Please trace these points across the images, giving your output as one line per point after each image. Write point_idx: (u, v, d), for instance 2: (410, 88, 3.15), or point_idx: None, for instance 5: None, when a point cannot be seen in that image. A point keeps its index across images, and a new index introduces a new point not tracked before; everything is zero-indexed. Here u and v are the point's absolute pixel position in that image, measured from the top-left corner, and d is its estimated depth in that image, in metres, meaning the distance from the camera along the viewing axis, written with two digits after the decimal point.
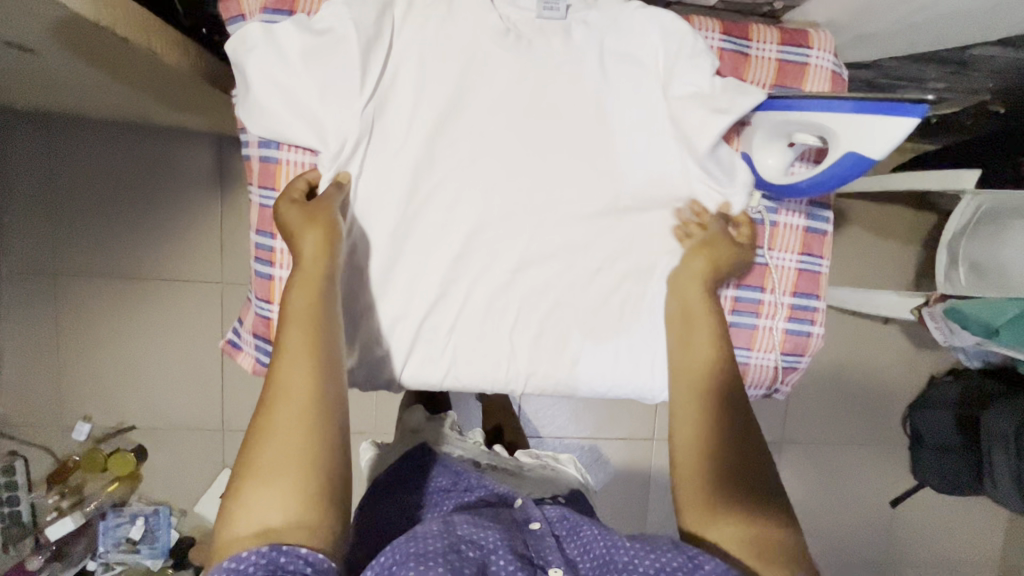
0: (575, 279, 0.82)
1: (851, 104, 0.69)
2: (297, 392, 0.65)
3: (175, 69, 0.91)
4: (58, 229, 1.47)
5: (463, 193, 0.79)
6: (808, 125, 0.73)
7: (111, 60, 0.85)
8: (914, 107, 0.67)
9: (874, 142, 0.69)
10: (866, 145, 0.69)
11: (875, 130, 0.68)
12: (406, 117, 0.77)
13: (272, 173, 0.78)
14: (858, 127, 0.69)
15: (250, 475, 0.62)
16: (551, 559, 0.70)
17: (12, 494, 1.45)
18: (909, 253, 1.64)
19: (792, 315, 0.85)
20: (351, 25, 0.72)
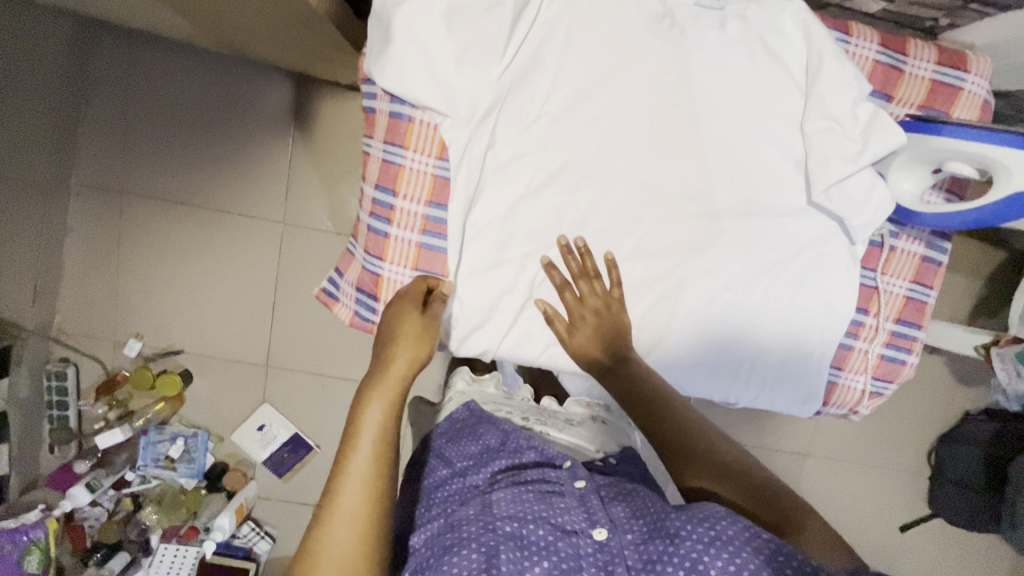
0: (684, 279, 0.82)
1: (1016, 139, 0.72)
2: (360, 509, 0.62)
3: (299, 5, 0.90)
4: (132, 146, 1.48)
5: (586, 174, 0.79)
6: (973, 157, 0.75)
7: None
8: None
9: None
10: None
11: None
12: (544, 92, 0.77)
13: (402, 130, 0.78)
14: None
15: None
16: (597, 517, 0.73)
17: (63, 399, 1.51)
18: (973, 290, 1.61)
19: (890, 341, 0.87)
20: None
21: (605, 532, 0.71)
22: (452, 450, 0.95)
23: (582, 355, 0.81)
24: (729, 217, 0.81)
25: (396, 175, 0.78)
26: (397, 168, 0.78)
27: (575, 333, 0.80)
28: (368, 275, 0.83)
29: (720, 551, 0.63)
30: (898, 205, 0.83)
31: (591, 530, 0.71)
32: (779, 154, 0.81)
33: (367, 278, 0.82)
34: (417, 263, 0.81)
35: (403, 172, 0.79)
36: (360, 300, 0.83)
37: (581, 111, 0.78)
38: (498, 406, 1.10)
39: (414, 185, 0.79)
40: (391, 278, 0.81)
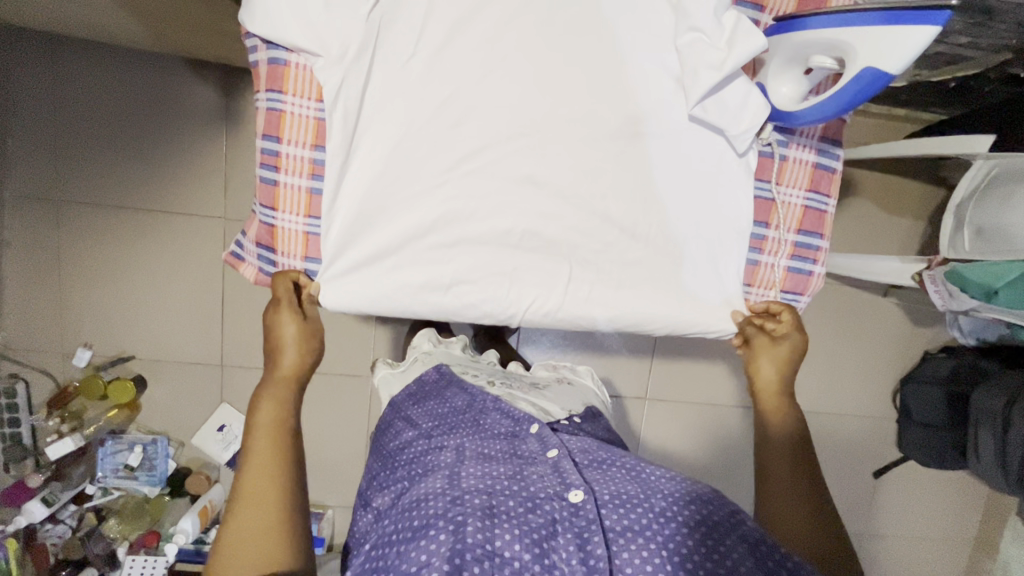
0: (580, 206, 0.83)
1: (871, 14, 0.69)
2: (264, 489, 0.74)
3: None
4: (63, 152, 1.46)
5: (471, 106, 0.80)
6: (832, 45, 0.73)
7: None
8: (936, 16, 0.65)
9: (889, 55, 0.69)
10: (881, 58, 0.69)
11: (891, 42, 0.68)
12: (417, 30, 0.77)
13: (280, 76, 0.77)
14: (881, 40, 0.69)
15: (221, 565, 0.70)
16: (572, 481, 0.76)
17: (14, 416, 1.48)
18: (916, 227, 1.63)
19: (794, 253, 0.91)
20: None
21: (580, 494, 0.74)
22: (418, 412, 0.96)
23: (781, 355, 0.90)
24: (622, 147, 0.83)
25: (280, 123, 0.78)
26: (280, 114, 0.78)
27: (761, 368, 0.88)
28: (266, 229, 0.84)
29: (702, 537, 0.69)
30: (772, 108, 0.83)
31: (568, 493, 0.74)
32: (658, 72, 0.82)
33: (263, 232, 0.84)
34: (309, 210, 0.82)
35: (286, 118, 0.79)
36: (261, 255, 0.85)
37: (459, 42, 0.78)
38: (464, 366, 1.06)
39: (297, 130, 0.79)
40: (286, 227, 0.83)
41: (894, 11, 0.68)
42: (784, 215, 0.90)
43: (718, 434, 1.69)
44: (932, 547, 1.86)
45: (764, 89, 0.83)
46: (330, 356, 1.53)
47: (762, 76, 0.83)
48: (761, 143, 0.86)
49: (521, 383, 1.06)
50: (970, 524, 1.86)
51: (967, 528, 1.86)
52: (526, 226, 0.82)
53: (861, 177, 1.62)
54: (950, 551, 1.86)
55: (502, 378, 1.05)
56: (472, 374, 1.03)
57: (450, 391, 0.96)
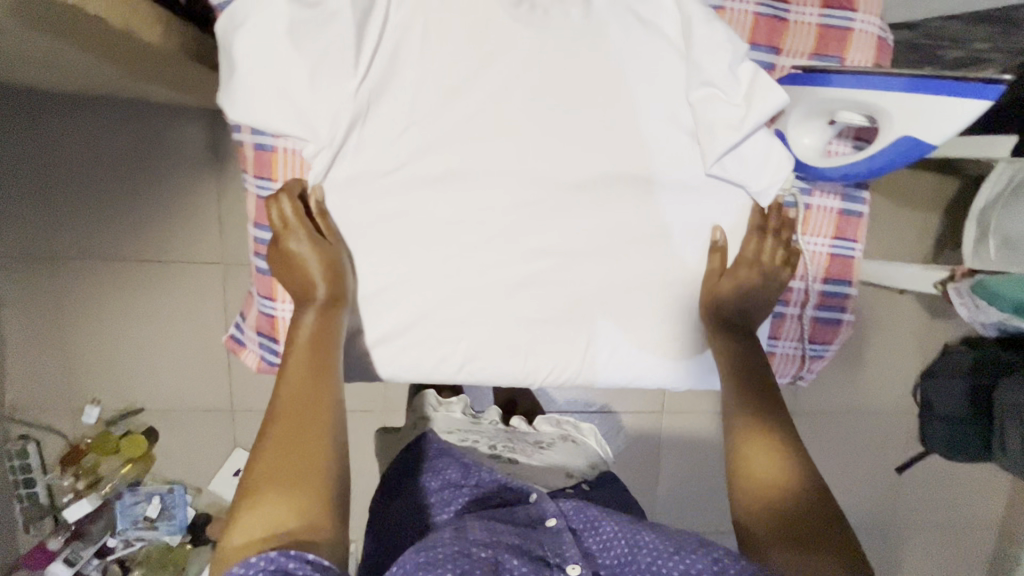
0: (590, 268, 0.81)
1: (907, 82, 0.67)
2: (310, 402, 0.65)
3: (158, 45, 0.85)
4: (50, 208, 1.42)
5: (467, 177, 0.76)
6: (861, 104, 0.72)
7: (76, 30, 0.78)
8: (984, 91, 0.64)
9: (931, 127, 0.68)
10: (921, 130, 0.68)
11: (934, 115, 0.67)
12: (409, 100, 0.73)
13: (268, 162, 0.75)
14: (919, 109, 0.68)
15: (262, 482, 0.59)
16: (567, 556, 0.73)
17: (28, 477, 1.48)
18: (935, 221, 1.58)
19: (822, 303, 0.86)
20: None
21: (577, 568, 0.71)
22: (416, 485, 0.94)
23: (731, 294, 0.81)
24: (634, 206, 0.80)
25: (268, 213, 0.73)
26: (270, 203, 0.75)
27: (728, 276, 0.80)
28: (265, 317, 0.80)
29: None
30: (794, 158, 0.81)
31: (563, 568, 0.71)
32: (666, 126, 0.78)
33: (263, 321, 0.80)
34: None
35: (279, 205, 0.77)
36: (263, 343, 0.82)
37: (455, 111, 0.74)
38: (465, 433, 1.08)
39: None
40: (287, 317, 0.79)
41: (920, 79, 0.67)
42: (812, 265, 0.85)
43: None
44: (957, 535, 1.84)
45: (785, 139, 0.82)
46: None
47: (783, 125, 0.81)
48: (784, 192, 0.82)
49: (523, 448, 1.09)
50: (995, 509, 1.85)
51: (992, 513, 1.84)
52: (533, 297, 0.80)
53: None
54: (977, 538, 1.85)
55: (503, 447, 1.08)
56: (472, 444, 1.06)
57: (444, 462, 0.95)
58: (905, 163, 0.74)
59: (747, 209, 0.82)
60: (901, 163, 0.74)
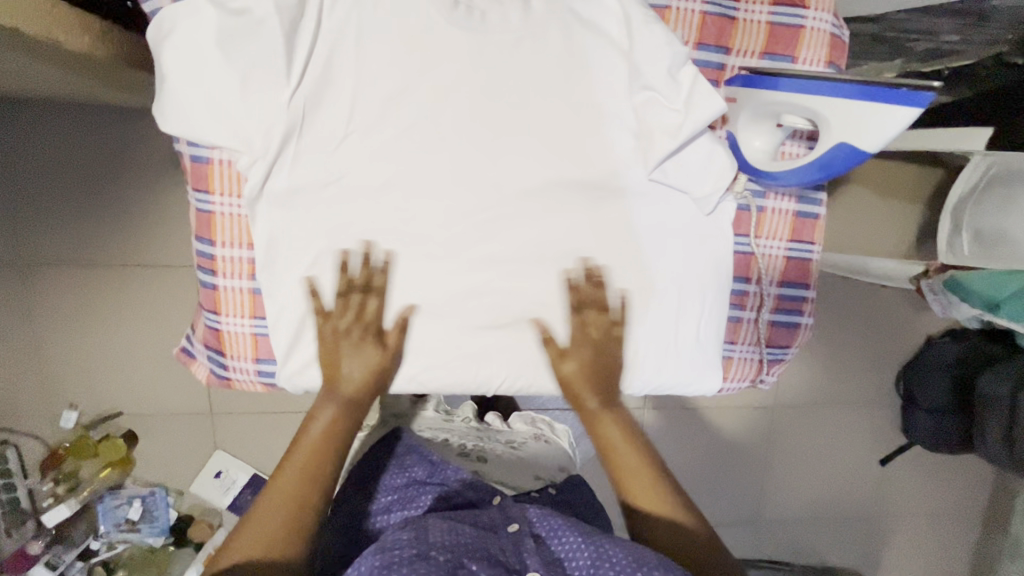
0: (542, 274, 0.79)
1: (847, 88, 0.68)
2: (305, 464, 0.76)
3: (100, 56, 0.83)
4: (18, 215, 1.41)
5: (411, 186, 0.75)
6: (805, 109, 0.71)
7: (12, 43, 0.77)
8: (917, 97, 0.65)
9: (870, 133, 0.69)
10: (861, 135, 0.69)
11: (872, 121, 0.68)
12: (345, 108, 0.72)
13: (205, 175, 0.75)
14: (858, 116, 0.68)
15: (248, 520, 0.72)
16: (528, 563, 0.72)
17: (9, 481, 1.47)
18: (915, 214, 1.56)
19: (778, 306, 0.85)
20: (273, 9, 0.66)
21: (536, 574, 0.69)
22: (380, 482, 0.97)
23: (572, 383, 0.80)
24: (587, 212, 0.78)
25: (213, 224, 0.76)
26: (211, 215, 0.75)
27: (565, 360, 0.79)
28: (212, 331, 0.81)
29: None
30: (745, 162, 0.79)
31: (524, 574, 0.70)
32: (615, 129, 0.76)
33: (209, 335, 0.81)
34: (254, 310, 0.79)
35: (217, 219, 0.77)
36: (211, 356, 0.83)
37: (395, 117, 0.73)
38: (436, 431, 1.11)
39: (229, 232, 0.76)
40: (232, 330, 0.79)
41: (864, 86, 0.68)
42: (768, 268, 0.84)
43: (714, 435, 1.71)
44: (942, 525, 1.85)
45: (736, 143, 0.79)
46: None
47: (732, 127, 0.79)
48: (737, 195, 0.81)
49: (494, 447, 1.09)
50: (980, 498, 1.85)
51: (977, 502, 1.85)
52: (483, 304, 0.79)
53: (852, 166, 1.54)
54: (962, 527, 1.85)
55: (474, 443, 1.11)
56: (443, 441, 1.09)
57: (410, 459, 0.98)
58: (845, 169, 0.74)
59: (700, 214, 0.80)
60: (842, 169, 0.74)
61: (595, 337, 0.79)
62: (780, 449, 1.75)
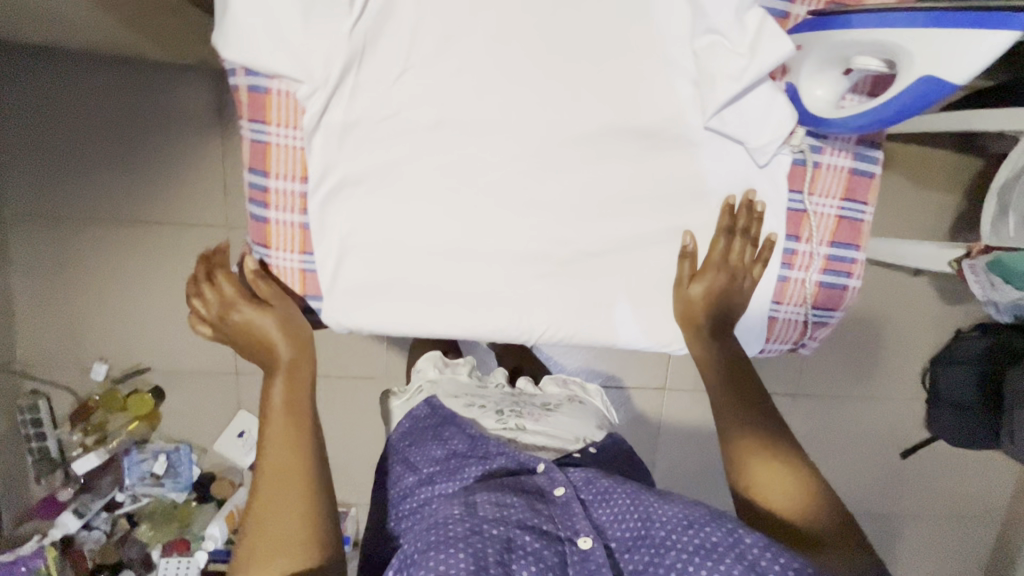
0: (585, 224, 0.79)
1: (927, 17, 0.65)
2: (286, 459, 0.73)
3: None
4: (57, 169, 1.43)
5: (461, 127, 0.75)
6: (877, 45, 0.69)
7: None
8: (1012, 20, 0.61)
9: (953, 65, 0.65)
10: (942, 68, 0.66)
11: (956, 51, 0.64)
12: (406, 42, 0.71)
13: (262, 105, 0.73)
14: (939, 46, 0.65)
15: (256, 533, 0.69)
16: (578, 527, 0.75)
17: (40, 430, 1.50)
18: (954, 199, 1.52)
19: (827, 267, 0.84)
20: None
21: (589, 540, 0.73)
22: (417, 454, 0.97)
23: (692, 312, 0.82)
24: (636, 161, 0.78)
25: (266, 157, 0.75)
26: (264, 148, 0.75)
27: (695, 280, 0.81)
28: (261, 267, 0.82)
29: (708, 560, 0.65)
30: (806, 113, 0.79)
31: (575, 539, 0.74)
32: (672, 77, 0.75)
33: (257, 270, 0.81)
34: (303, 246, 0.79)
35: (272, 149, 0.76)
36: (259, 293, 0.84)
37: (450, 56, 0.72)
38: (471, 397, 1.09)
39: (286, 163, 0.76)
40: (281, 266, 0.80)
41: (940, 12, 0.64)
42: (821, 227, 0.84)
43: None
44: (960, 523, 1.82)
45: (797, 93, 0.79)
46: (343, 360, 1.52)
47: (793, 77, 0.79)
48: (794, 148, 0.80)
49: (530, 411, 1.07)
50: (1001, 498, 1.82)
51: (997, 502, 1.82)
52: (527, 251, 0.79)
53: (892, 150, 1.50)
54: (979, 526, 1.83)
55: (510, 408, 1.07)
56: (478, 407, 1.05)
57: (449, 431, 0.97)
58: (921, 110, 0.71)
59: (751, 165, 0.80)
60: (915, 112, 0.72)
61: (726, 257, 0.81)
62: (799, 438, 1.73)
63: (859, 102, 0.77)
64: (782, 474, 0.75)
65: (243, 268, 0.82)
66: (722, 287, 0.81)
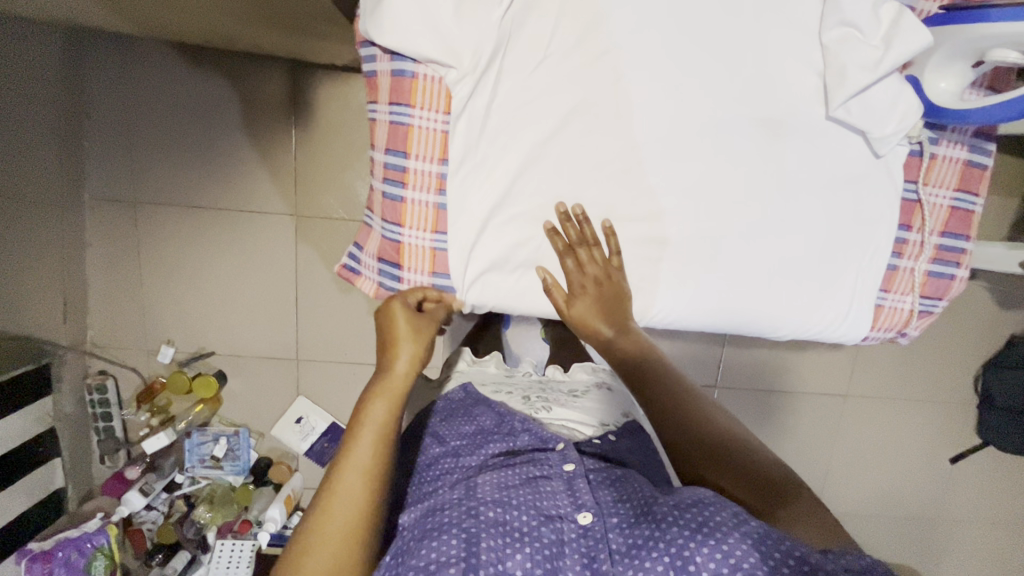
0: (697, 210, 0.83)
1: None
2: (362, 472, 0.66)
3: None
4: (135, 155, 1.48)
5: (585, 116, 0.80)
6: (1013, 39, 0.72)
7: None
8: None
9: None
10: None
11: None
12: (545, 35, 0.77)
13: (407, 88, 0.78)
14: None
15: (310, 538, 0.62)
16: (583, 501, 0.70)
17: (107, 410, 1.55)
18: (1018, 202, 1.50)
19: (937, 256, 0.88)
20: None
21: (589, 516, 0.68)
22: (446, 428, 0.91)
23: (584, 324, 0.85)
24: (760, 148, 0.82)
25: (408, 138, 0.80)
26: (407, 129, 0.80)
27: (573, 302, 0.84)
28: (388, 244, 0.86)
29: (706, 538, 0.61)
30: (929, 104, 0.81)
31: (577, 515, 0.69)
32: (785, 74, 0.80)
33: (388, 247, 0.85)
34: (437, 225, 0.83)
35: (412, 132, 0.81)
36: (384, 269, 0.87)
37: (592, 46, 0.77)
38: (498, 385, 1.04)
39: (425, 144, 0.81)
40: (412, 243, 0.84)
41: None
42: (934, 216, 0.87)
43: (782, 417, 1.71)
44: (1005, 533, 1.82)
45: (920, 85, 0.81)
46: None
47: (917, 70, 0.81)
48: (912, 140, 0.83)
49: (556, 396, 1.01)
50: None
51: None
52: (645, 233, 0.84)
53: None
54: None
55: (537, 394, 1.02)
56: (505, 393, 1.01)
57: (478, 409, 0.93)
58: None
59: (869, 156, 0.83)
60: None
61: (581, 266, 0.83)
62: (847, 439, 1.74)
63: (985, 95, 0.79)
64: (733, 470, 0.71)
65: (379, 247, 0.87)
66: (592, 302, 0.84)
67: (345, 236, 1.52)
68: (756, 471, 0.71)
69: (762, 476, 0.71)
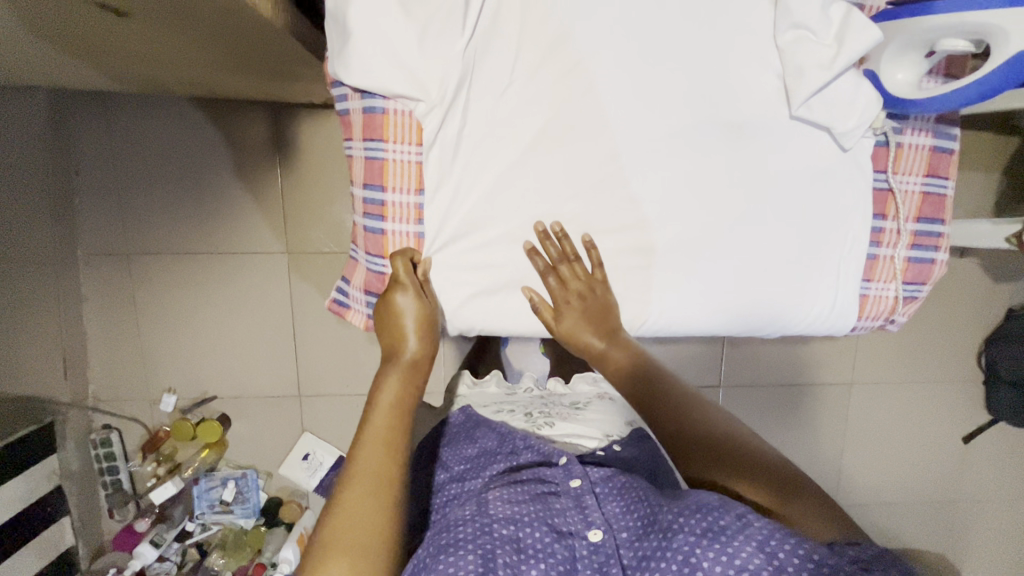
0: (676, 215, 0.84)
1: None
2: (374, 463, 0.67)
3: (279, 30, 0.90)
4: (125, 207, 1.50)
5: (556, 133, 0.81)
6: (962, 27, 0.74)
7: (190, 27, 0.85)
8: None
9: None
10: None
11: None
12: (509, 58, 0.79)
13: (378, 124, 0.80)
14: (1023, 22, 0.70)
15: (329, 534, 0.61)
16: (591, 519, 0.70)
17: (113, 464, 1.54)
18: (999, 177, 1.52)
19: (915, 242, 0.89)
20: None
21: (599, 532, 0.68)
22: (449, 454, 0.91)
23: (573, 337, 0.86)
24: (732, 151, 0.83)
25: (384, 172, 0.81)
26: (382, 163, 0.81)
27: (562, 318, 0.85)
28: (374, 277, 0.87)
29: (713, 542, 0.61)
30: (889, 95, 0.83)
31: (586, 533, 0.69)
32: (747, 78, 0.82)
33: (374, 279, 0.87)
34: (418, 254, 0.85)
35: (387, 165, 0.82)
36: (372, 302, 0.88)
37: (557, 63, 0.79)
38: (499, 403, 1.04)
39: (400, 177, 0.82)
40: None
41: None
42: (907, 204, 0.88)
43: (789, 411, 1.70)
44: None
45: (878, 78, 0.83)
46: None
47: (873, 64, 0.83)
48: (877, 131, 0.85)
49: (558, 410, 1.01)
50: None
51: None
52: (626, 242, 0.85)
53: None
54: None
55: (539, 409, 1.02)
56: (506, 411, 1.01)
57: (479, 431, 0.93)
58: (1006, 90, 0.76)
59: (837, 149, 0.85)
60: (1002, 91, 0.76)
61: (563, 282, 0.84)
62: (857, 427, 1.73)
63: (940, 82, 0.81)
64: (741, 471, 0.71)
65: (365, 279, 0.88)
66: (581, 314, 0.85)
67: (337, 269, 1.53)
68: (762, 469, 0.71)
69: (769, 473, 0.70)
